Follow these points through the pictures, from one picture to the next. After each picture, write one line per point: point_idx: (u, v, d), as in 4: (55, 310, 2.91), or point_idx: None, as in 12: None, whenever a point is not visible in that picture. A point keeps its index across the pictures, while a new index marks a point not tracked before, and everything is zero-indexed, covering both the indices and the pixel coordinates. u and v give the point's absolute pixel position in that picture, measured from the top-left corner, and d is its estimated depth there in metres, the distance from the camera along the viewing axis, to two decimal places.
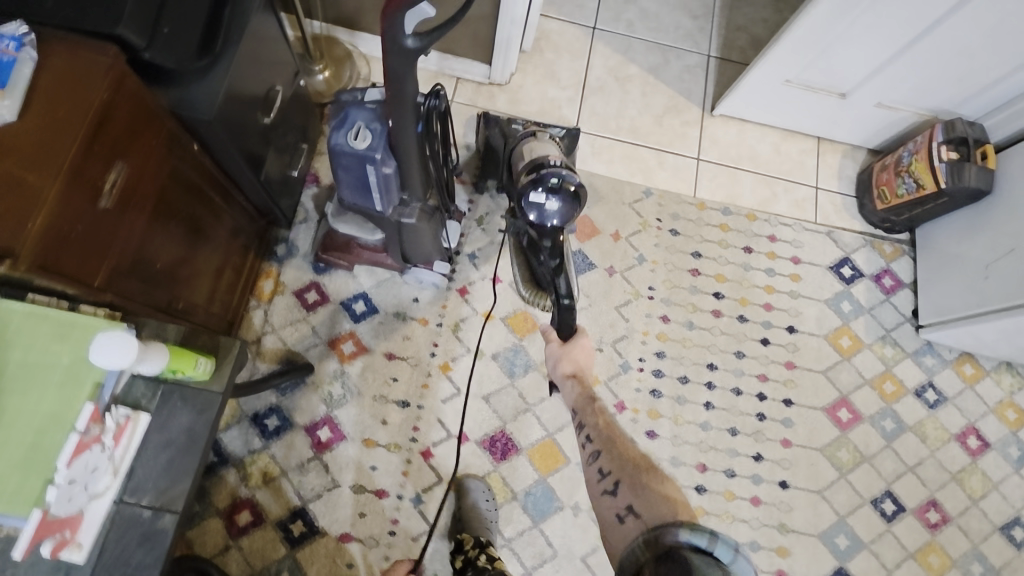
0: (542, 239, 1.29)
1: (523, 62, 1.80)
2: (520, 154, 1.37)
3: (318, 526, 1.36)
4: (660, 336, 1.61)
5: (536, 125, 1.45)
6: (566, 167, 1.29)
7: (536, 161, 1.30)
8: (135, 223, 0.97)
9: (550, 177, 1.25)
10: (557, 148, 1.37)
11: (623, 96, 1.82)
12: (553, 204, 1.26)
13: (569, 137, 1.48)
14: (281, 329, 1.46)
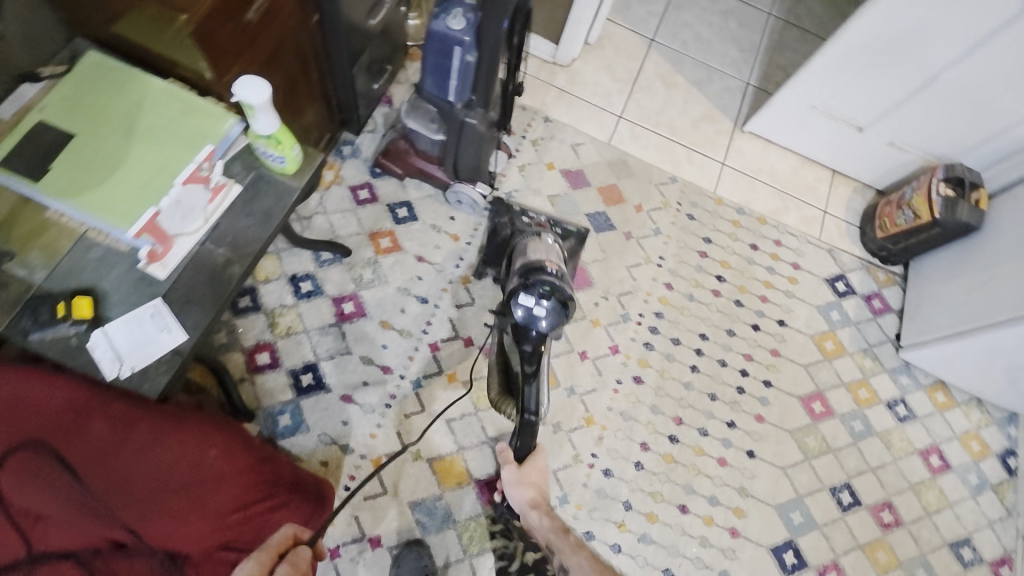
0: (525, 342, 1.26)
1: (586, 53, 2.05)
2: (522, 248, 1.39)
3: (324, 382, 1.49)
4: (661, 299, 1.75)
5: (544, 225, 1.50)
6: (559, 276, 1.30)
7: (531, 265, 1.31)
8: (255, 57, 1.17)
9: (542, 284, 1.26)
10: (557, 253, 1.39)
11: (666, 98, 2.06)
12: (540, 313, 1.24)
13: (569, 232, 1.58)
14: (331, 214, 1.65)
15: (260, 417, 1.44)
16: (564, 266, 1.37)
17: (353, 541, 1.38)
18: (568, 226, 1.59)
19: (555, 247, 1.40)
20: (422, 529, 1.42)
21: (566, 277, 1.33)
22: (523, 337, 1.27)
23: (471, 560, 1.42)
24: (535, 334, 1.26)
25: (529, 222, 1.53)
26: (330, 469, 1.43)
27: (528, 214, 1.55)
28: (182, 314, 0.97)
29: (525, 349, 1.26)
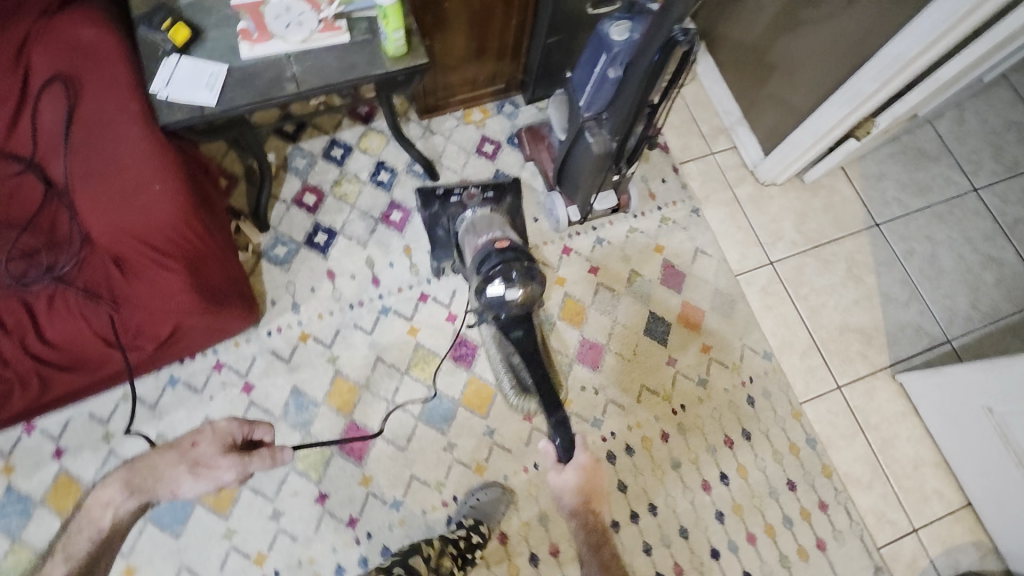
0: (510, 332, 1.27)
1: (792, 186, 1.81)
2: (469, 237, 1.41)
3: (327, 251, 1.58)
4: (645, 439, 1.50)
5: (473, 194, 1.60)
6: (514, 249, 1.26)
7: (484, 253, 1.27)
8: None
9: (499, 262, 1.24)
10: (503, 227, 1.40)
11: (837, 283, 1.72)
12: (513, 291, 1.21)
13: (501, 191, 1.61)
14: (451, 141, 1.72)
15: (267, 234, 1.57)
16: (513, 233, 1.39)
17: (235, 371, 1.46)
18: (494, 182, 1.62)
19: (500, 222, 1.42)
20: (284, 414, 1.44)
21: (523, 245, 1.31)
22: (506, 327, 1.26)
23: (289, 471, 1.40)
24: (507, 318, 1.26)
25: (460, 202, 1.59)
26: (273, 310, 1.52)
27: (451, 188, 1.60)
28: (229, 88, 1.10)
29: (513, 338, 1.27)
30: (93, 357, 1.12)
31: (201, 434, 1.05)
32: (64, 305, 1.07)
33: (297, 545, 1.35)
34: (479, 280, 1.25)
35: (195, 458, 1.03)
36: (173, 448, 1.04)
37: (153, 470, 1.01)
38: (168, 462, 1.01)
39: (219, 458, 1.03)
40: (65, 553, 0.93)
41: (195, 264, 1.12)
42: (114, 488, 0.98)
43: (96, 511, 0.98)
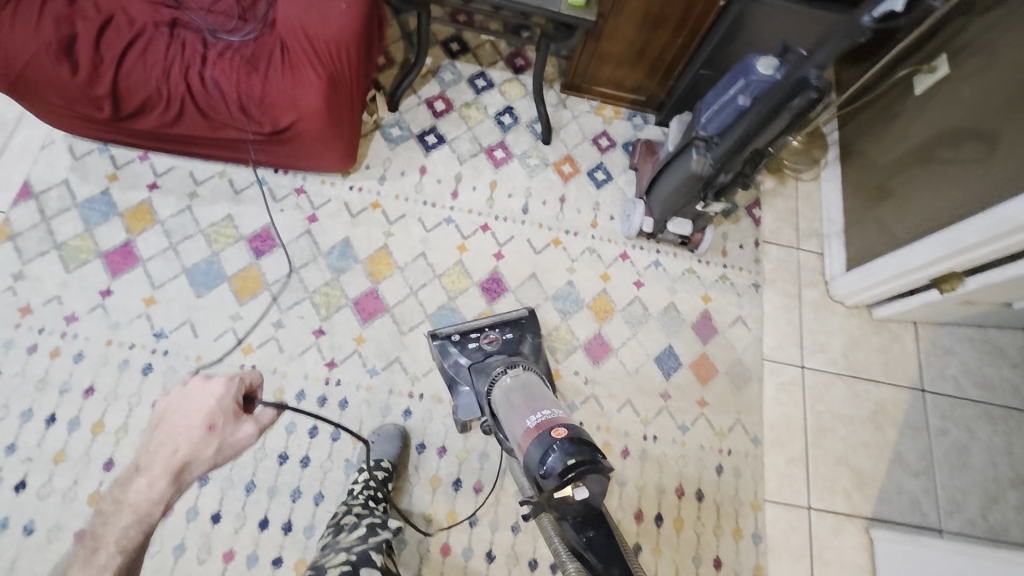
0: (582, 536, 0.93)
1: (858, 313, 1.80)
2: (510, 415, 1.12)
3: (430, 151, 1.75)
4: (605, 445, 1.53)
5: (495, 337, 1.40)
6: (574, 437, 0.97)
7: (541, 450, 0.96)
8: None
9: (562, 462, 0.93)
10: (550, 402, 1.11)
11: (857, 418, 1.69)
12: (581, 491, 0.93)
13: (521, 330, 1.42)
14: (577, 121, 1.86)
15: (391, 113, 1.77)
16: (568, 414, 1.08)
17: (309, 201, 1.64)
18: (507, 321, 1.44)
19: (543, 399, 1.13)
20: (327, 254, 1.60)
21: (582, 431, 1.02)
22: (575, 530, 0.94)
23: (305, 300, 1.55)
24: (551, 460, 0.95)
25: (480, 347, 1.38)
26: (363, 172, 1.70)
27: (467, 328, 1.40)
28: None
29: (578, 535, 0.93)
30: (223, 112, 1.31)
31: (198, 408, 0.89)
32: (228, 59, 1.28)
33: (279, 356, 1.49)
34: (536, 478, 0.94)
35: (216, 437, 0.88)
36: (176, 428, 0.87)
37: (179, 456, 0.85)
38: (200, 441, 0.86)
39: (243, 421, 0.91)
40: (117, 545, 0.81)
41: (335, 82, 1.29)
42: (151, 482, 0.84)
43: (131, 506, 0.83)
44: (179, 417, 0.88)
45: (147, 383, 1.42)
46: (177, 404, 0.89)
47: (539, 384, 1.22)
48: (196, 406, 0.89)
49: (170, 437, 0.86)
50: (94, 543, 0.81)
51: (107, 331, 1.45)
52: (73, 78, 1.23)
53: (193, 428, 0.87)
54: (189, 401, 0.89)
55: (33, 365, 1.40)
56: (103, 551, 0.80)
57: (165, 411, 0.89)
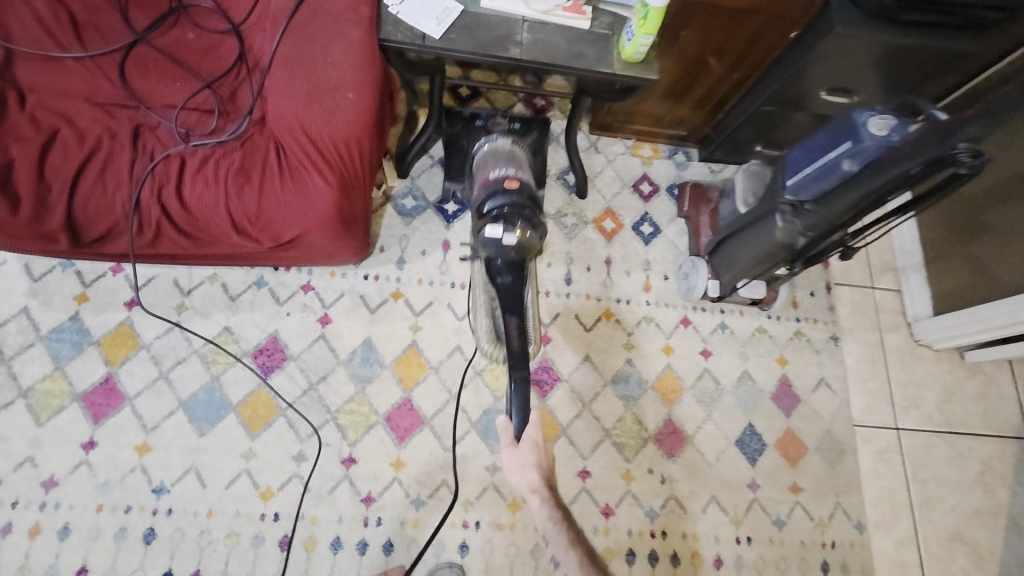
0: (496, 276, 1.22)
1: (947, 356, 1.61)
2: (482, 172, 1.34)
3: (452, 222, 1.52)
4: (694, 555, 1.32)
5: (501, 121, 1.56)
6: (520, 191, 1.21)
7: (494, 188, 1.23)
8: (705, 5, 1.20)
9: (506, 206, 1.19)
10: (519, 165, 1.32)
11: (964, 482, 1.49)
12: (512, 239, 1.18)
13: (530, 126, 1.55)
14: (613, 166, 1.63)
15: (402, 180, 1.53)
16: (525, 171, 1.32)
17: (319, 299, 1.40)
18: (528, 120, 1.57)
19: (521, 170, 1.32)
20: (348, 360, 1.36)
21: (531, 187, 1.26)
22: (497, 270, 1.21)
23: (327, 422, 1.31)
24: (502, 264, 1.21)
25: (484, 126, 1.55)
26: (378, 256, 1.45)
27: (479, 111, 1.54)
28: (464, 35, 1.02)
29: (500, 282, 1.22)
30: (209, 233, 1.06)
31: None
32: (212, 170, 1.04)
33: (306, 497, 1.25)
34: (481, 211, 1.21)
35: None
36: None
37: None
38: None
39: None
40: None
41: (347, 184, 1.06)
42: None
43: None
44: None
45: (150, 554, 1.17)
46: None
47: (523, 156, 1.37)
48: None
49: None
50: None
51: (95, 494, 1.20)
52: (14, 217, 0.97)
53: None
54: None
55: (9, 550, 1.15)
56: None
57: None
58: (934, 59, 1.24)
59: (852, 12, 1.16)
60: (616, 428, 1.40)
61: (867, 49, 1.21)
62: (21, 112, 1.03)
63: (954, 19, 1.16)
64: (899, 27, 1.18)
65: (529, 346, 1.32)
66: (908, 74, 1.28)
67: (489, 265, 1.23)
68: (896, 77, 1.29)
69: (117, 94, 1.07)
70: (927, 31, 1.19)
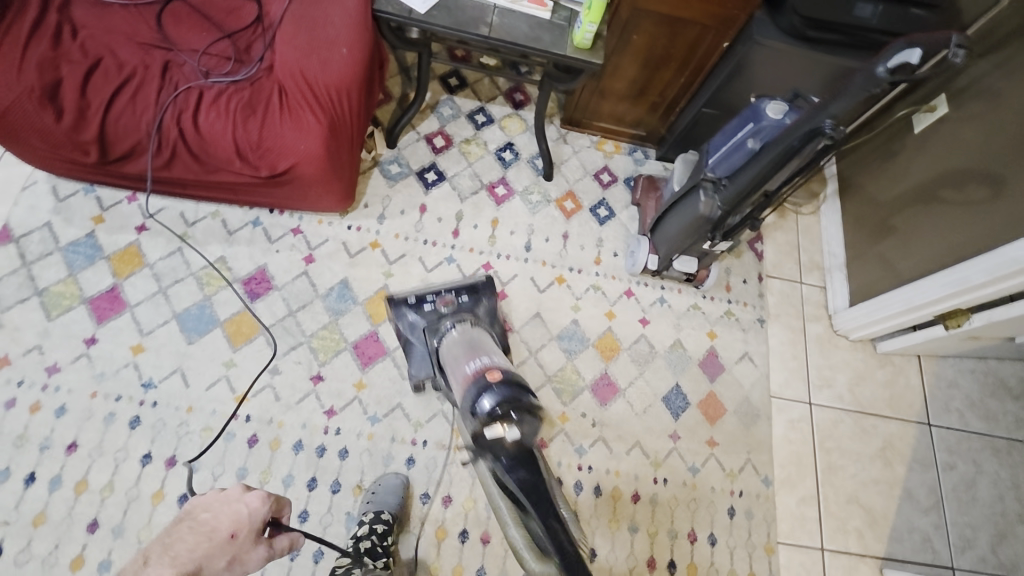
0: (512, 475, 1.00)
1: (861, 346, 1.80)
2: (456, 364, 1.28)
3: (430, 189, 1.72)
4: (615, 490, 1.49)
5: (449, 297, 1.49)
6: (505, 377, 1.15)
7: (476, 391, 1.13)
8: (653, 12, 1.45)
9: (498, 403, 1.09)
10: (491, 352, 1.29)
11: (866, 454, 1.66)
12: (514, 432, 1.06)
13: (477, 294, 1.52)
14: (578, 156, 1.85)
15: (390, 149, 1.75)
16: (506, 364, 1.24)
17: (306, 241, 1.59)
18: (471, 287, 1.53)
19: (487, 350, 1.30)
20: (326, 295, 1.55)
21: (515, 374, 1.19)
22: (507, 469, 1.01)
23: (301, 345, 1.49)
24: (509, 460, 1.02)
25: (433, 308, 1.47)
26: (362, 210, 1.66)
27: (425, 293, 1.48)
28: (445, 13, 1.25)
29: (515, 480, 1.00)
30: (216, 157, 1.26)
31: (232, 514, 0.88)
32: (224, 103, 1.25)
33: (275, 405, 1.42)
34: (473, 412, 1.11)
35: (233, 546, 0.85)
36: (202, 525, 0.86)
37: (192, 561, 0.81)
38: (219, 546, 0.84)
39: (260, 541, 0.88)
40: None
41: (334, 126, 1.26)
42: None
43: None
44: (207, 517, 0.87)
45: (134, 437, 1.34)
46: (216, 501, 0.89)
47: (485, 338, 1.36)
48: (233, 511, 0.88)
49: (190, 533, 0.84)
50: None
51: (91, 382, 1.37)
52: (58, 123, 1.18)
53: (217, 531, 0.85)
54: (225, 505, 0.89)
55: (10, 421, 1.31)
56: None
57: (192, 508, 0.89)
58: (838, 73, 1.49)
59: (770, 27, 1.43)
60: (556, 377, 1.58)
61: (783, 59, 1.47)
62: (73, 41, 1.25)
63: (854, 42, 1.43)
64: (806, 42, 1.43)
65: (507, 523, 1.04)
66: (820, 87, 1.54)
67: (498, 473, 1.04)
68: (809, 88, 1.55)
69: (153, 36, 1.29)
70: (832, 49, 1.45)
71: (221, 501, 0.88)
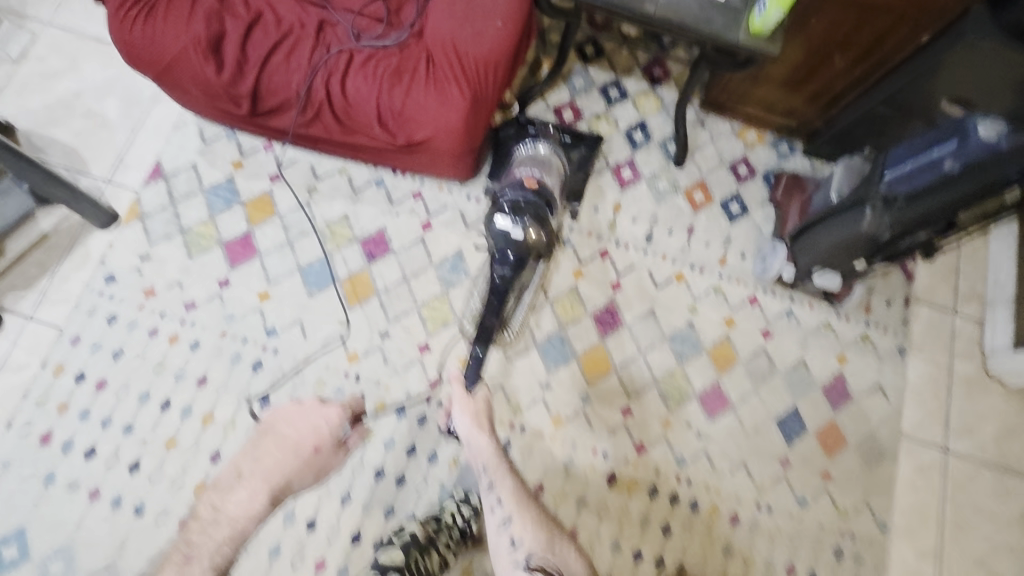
0: (502, 266, 1.28)
1: (1018, 396, 1.57)
2: (514, 171, 1.45)
3: None
4: (712, 507, 1.41)
5: (552, 133, 1.64)
6: (539, 196, 1.32)
7: (515, 185, 1.33)
8: None
9: (520, 198, 1.30)
10: (549, 168, 1.46)
11: (1005, 518, 1.47)
12: (518, 232, 1.26)
13: (578, 141, 1.65)
14: (715, 144, 1.70)
15: (516, 119, 1.69)
16: (549, 178, 1.43)
17: (425, 207, 1.58)
18: (577, 134, 1.66)
19: (548, 172, 1.45)
20: (439, 265, 1.54)
21: (551, 195, 1.37)
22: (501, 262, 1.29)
23: (412, 310, 1.50)
24: (509, 256, 1.28)
25: (534, 135, 1.64)
26: (483, 181, 1.61)
27: (534, 120, 1.64)
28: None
29: (502, 270, 1.29)
30: (356, 121, 1.25)
31: (311, 427, 1.10)
32: (372, 68, 1.22)
33: (383, 367, 1.45)
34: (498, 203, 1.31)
35: (319, 459, 1.08)
36: (287, 441, 1.08)
37: (281, 476, 1.04)
38: (306, 458, 1.07)
39: (339, 450, 1.12)
40: (211, 560, 0.97)
41: (478, 101, 1.21)
42: (252, 495, 1.02)
43: (233, 516, 1.01)
44: (291, 432, 1.10)
45: (256, 379, 1.41)
46: (293, 413, 1.12)
47: (553, 168, 1.49)
48: (312, 427, 1.11)
49: (278, 448, 1.07)
50: (188, 552, 0.99)
51: (222, 322, 1.45)
52: (218, 76, 1.21)
53: (302, 445, 1.08)
54: (305, 421, 1.11)
55: (153, 348, 1.41)
56: (198, 560, 0.97)
57: (277, 418, 1.12)
58: None
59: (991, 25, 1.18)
60: (662, 379, 1.50)
61: (995, 67, 1.21)
62: None
63: None
64: None
65: (506, 333, 1.46)
66: None
67: (497, 253, 1.30)
68: None
69: None
70: None
71: (300, 417, 1.11)
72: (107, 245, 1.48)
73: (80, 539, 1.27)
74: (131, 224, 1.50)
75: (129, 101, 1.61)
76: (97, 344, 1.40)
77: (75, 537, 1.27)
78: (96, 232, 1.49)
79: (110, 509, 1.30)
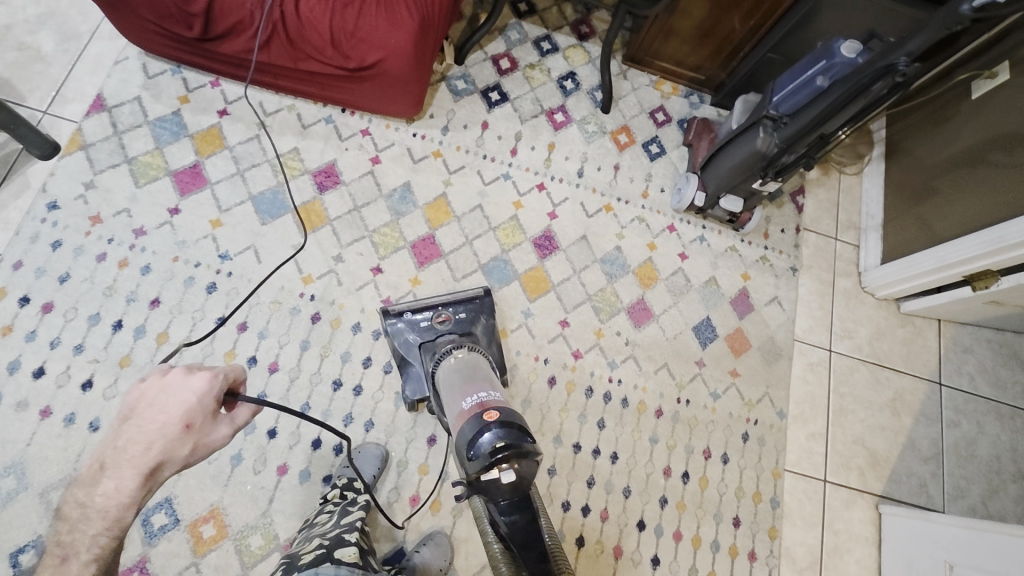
0: (506, 520, 0.94)
1: (885, 305, 1.87)
2: (450, 405, 1.15)
3: (494, 108, 1.79)
4: (640, 404, 1.60)
5: (446, 315, 1.44)
6: (504, 418, 1.03)
7: (472, 427, 1.03)
8: None
9: (497, 441, 0.99)
10: (487, 383, 1.18)
11: (876, 402, 1.76)
12: (511, 473, 0.96)
13: (475, 313, 1.47)
14: (636, 93, 1.90)
15: (458, 66, 1.81)
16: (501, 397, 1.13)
17: (374, 142, 1.67)
18: (473, 314, 1.46)
19: (482, 380, 1.19)
20: (388, 196, 1.64)
21: (513, 411, 1.08)
22: (501, 511, 0.95)
23: (364, 237, 1.59)
24: (505, 504, 0.95)
25: (430, 324, 1.43)
26: (428, 121, 1.73)
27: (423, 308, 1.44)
28: None
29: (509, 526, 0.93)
30: (312, 42, 1.37)
31: (180, 401, 0.83)
32: None
33: (337, 289, 1.54)
34: (471, 461, 0.99)
35: (193, 436, 0.83)
36: (151, 421, 0.81)
37: (152, 458, 0.79)
38: (175, 440, 0.81)
39: (219, 422, 0.86)
40: (90, 553, 0.76)
41: (426, 24, 1.36)
42: (119, 485, 0.78)
43: (100, 510, 0.77)
44: (150, 411, 0.82)
45: (211, 300, 1.46)
46: (154, 394, 0.83)
47: (482, 363, 1.29)
48: (179, 400, 0.83)
49: (140, 431, 0.80)
50: (63, 552, 0.76)
51: (174, 248, 1.48)
52: None
53: (169, 425, 0.81)
54: (170, 395, 0.83)
55: (101, 273, 1.43)
56: (75, 561, 0.75)
57: (135, 401, 0.82)
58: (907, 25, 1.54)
59: None
60: (595, 297, 1.67)
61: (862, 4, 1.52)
62: None
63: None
64: None
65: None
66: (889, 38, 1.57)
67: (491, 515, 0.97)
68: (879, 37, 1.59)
69: None
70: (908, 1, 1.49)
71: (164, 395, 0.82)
72: (47, 174, 1.48)
73: (31, 455, 1.29)
74: (72, 153, 1.50)
75: (65, 35, 1.60)
76: (41, 269, 1.41)
77: (26, 454, 1.29)
78: (35, 162, 1.48)
79: (63, 426, 1.32)
